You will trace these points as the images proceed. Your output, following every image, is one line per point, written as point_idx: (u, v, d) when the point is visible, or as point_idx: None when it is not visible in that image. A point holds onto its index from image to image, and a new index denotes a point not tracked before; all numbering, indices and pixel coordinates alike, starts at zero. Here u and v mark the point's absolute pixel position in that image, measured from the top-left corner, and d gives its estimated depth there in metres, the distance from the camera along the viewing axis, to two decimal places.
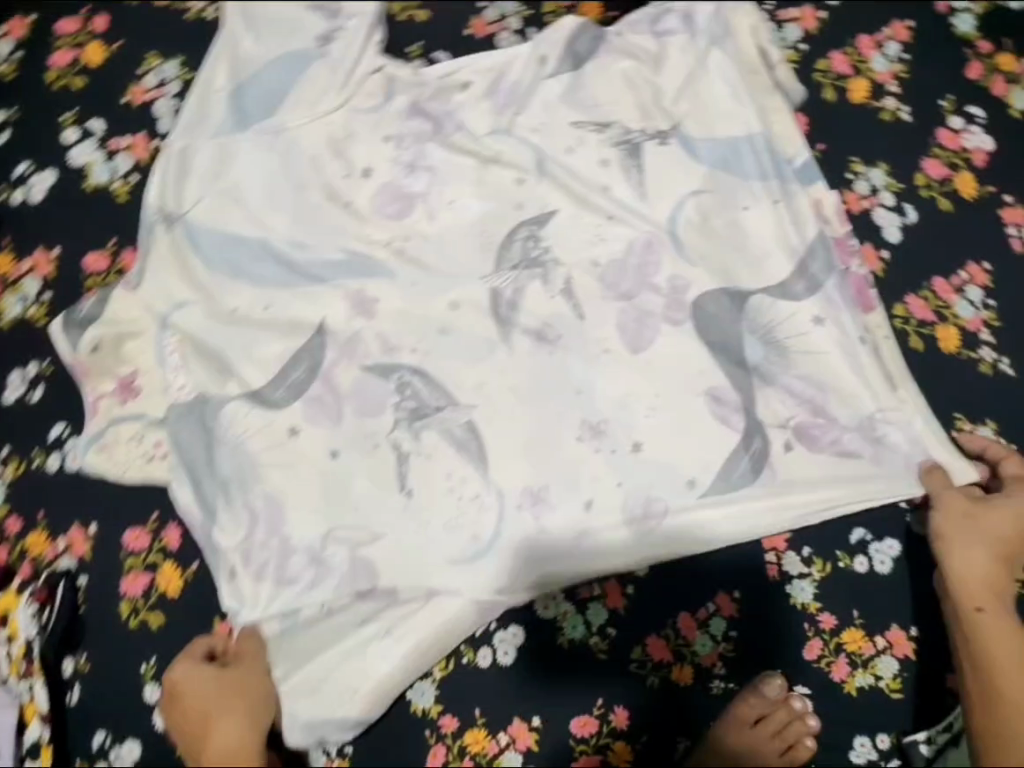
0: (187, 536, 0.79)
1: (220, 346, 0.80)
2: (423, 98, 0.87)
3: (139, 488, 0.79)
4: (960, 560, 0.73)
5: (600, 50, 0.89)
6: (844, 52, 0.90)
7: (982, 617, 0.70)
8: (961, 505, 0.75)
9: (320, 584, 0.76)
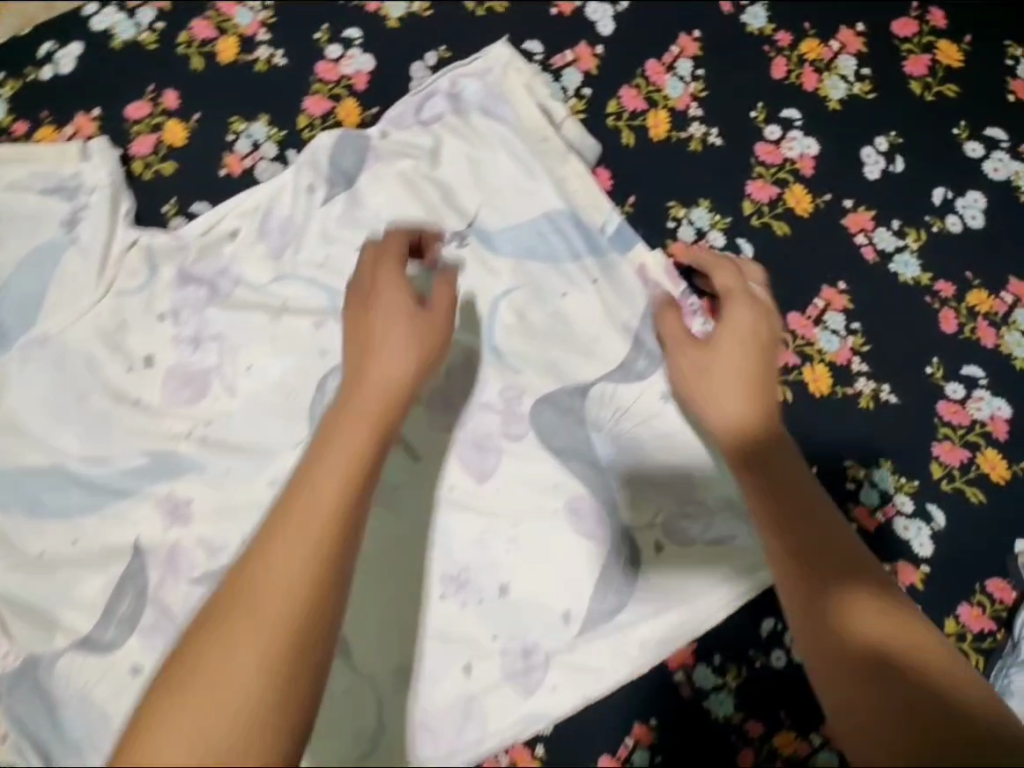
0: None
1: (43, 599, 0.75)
2: (188, 263, 0.79)
3: None
4: (780, 503, 0.58)
5: (367, 159, 0.79)
6: (634, 85, 0.79)
7: (827, 616, 0.53)
8: (761, 517, 0.58)
9: None
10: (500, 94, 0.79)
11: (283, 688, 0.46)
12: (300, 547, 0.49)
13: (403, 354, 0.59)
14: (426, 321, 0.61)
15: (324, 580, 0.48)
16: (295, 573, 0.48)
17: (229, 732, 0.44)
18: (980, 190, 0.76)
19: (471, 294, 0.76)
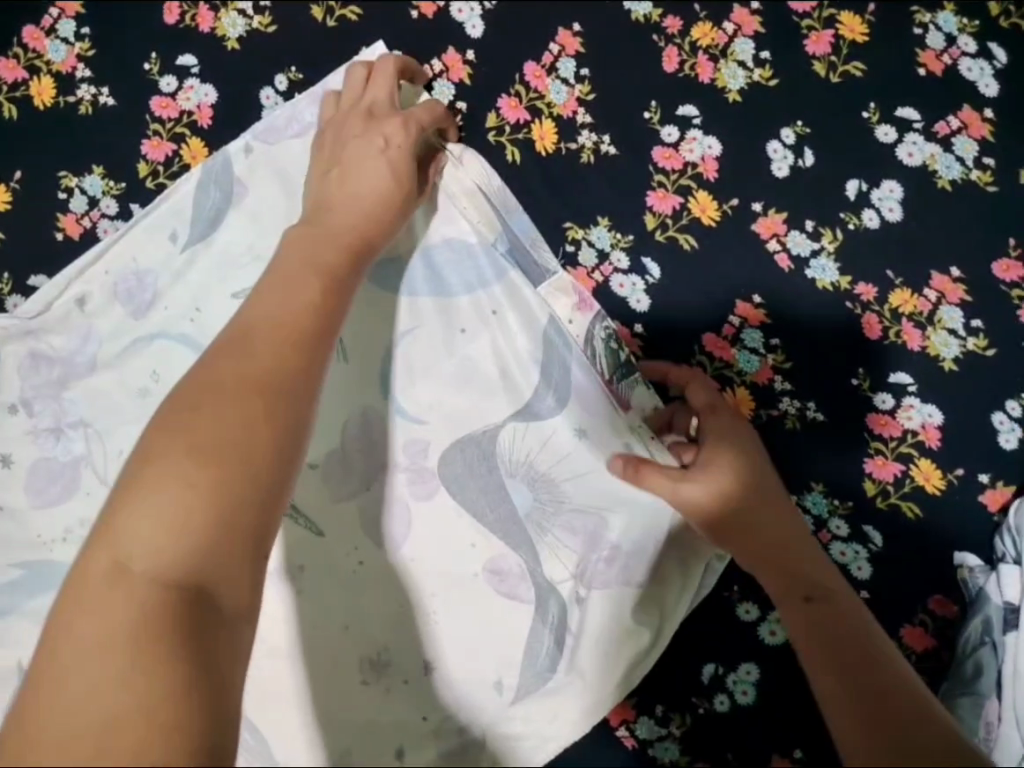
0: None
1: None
2: (41, 344, 0.68)
3: None
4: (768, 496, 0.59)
5: (236, 190, 0.70)
6: (512, 93, 0.71)
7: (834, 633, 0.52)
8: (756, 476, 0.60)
9: None
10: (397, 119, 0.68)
11: (219, 548, 0.38)
12: (215, 443, 0.40)
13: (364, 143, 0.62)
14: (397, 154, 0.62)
15: (257, 434, 0.41)
16: (232, 422, 0.41)
17: (139, 632, 0.34)
18: (894, 178, 0.71)
19: (363, 338, 0.68)
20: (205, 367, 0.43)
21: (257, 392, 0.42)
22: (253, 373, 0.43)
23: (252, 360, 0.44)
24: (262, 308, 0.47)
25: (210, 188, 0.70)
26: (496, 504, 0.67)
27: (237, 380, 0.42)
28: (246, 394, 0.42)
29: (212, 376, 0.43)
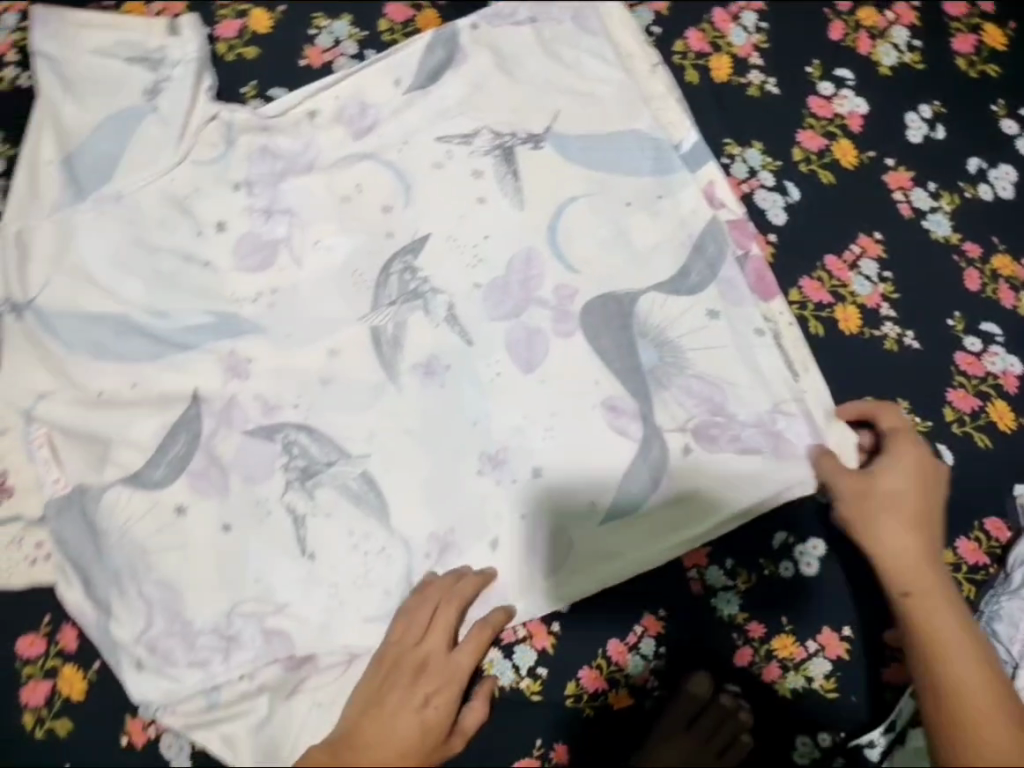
0: (83, 634, 0.75)
1: (105, 433, 0.76)
2: (271, 141, 0.81)
3: (28, 592, 0.75)
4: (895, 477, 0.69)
5: (458, 56, 0.83)
6: (700, 29, 0.85)
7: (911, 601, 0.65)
8: (906, 457, 0.70)
9: (232, 658, 0.72)
10: (606, 34, 0.84)
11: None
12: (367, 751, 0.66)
13: (413, 732, 0.67)
14: (447, 744, 0.69)
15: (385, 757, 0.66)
16: (377, 757, 0.66)
17: None
18: (1010, 164, 0.82)
19: (542, 193, 0.80)
20: (354, 714, 0.68)
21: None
22: (368, 737, 0.66)
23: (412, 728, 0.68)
24: (391, 659, 0.70)
25: (437, 49, 0.83)
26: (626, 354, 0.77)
27: (393, 746, 0.66)
28: (362, 766, 0.65)
29: (361, 737, 0.67)
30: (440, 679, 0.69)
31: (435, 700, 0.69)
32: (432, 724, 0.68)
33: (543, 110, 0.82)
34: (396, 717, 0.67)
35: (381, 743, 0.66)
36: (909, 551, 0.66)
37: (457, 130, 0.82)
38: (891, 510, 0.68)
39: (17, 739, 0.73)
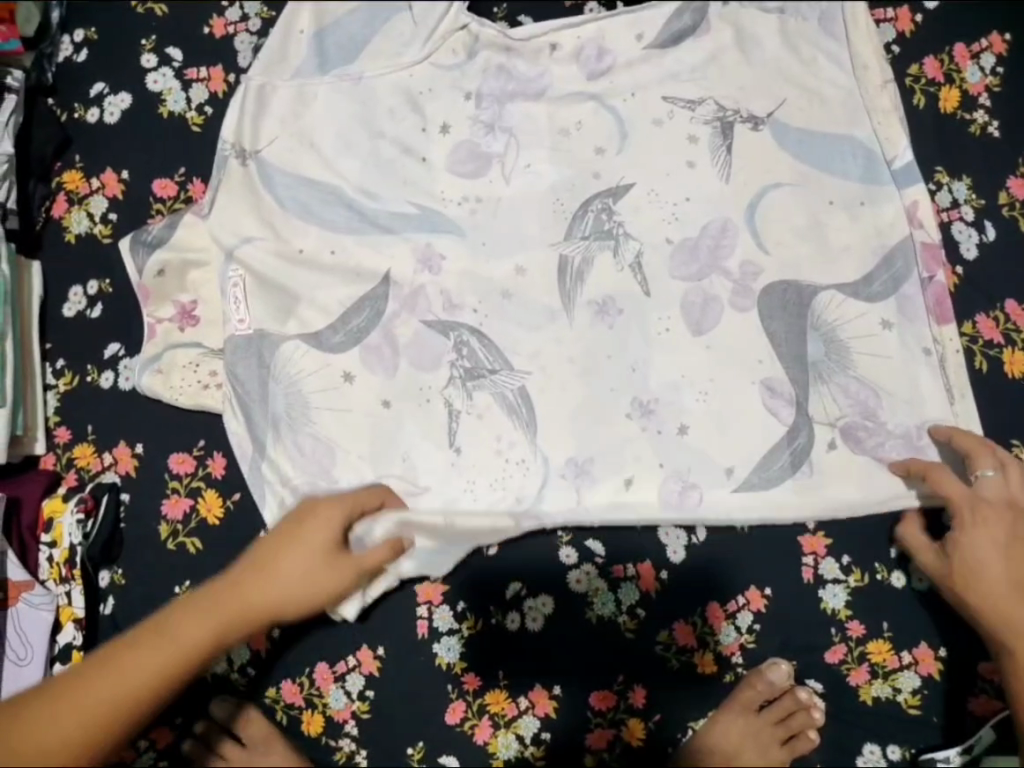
0: (233, 465, 0.79)
1: (295, 288, 0.80)
2: (510, 63, 0.86)
3: (192, 414, 0.80)
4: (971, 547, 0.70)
5: (702, 27, 0.86)
6: (938, 58, 0.87)
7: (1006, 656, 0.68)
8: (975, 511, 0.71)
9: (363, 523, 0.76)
10: (847, 41, 0.86)
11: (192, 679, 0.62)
12: (171, 628, 0.60)
13: (300, 558, 0.64)
14: (347, 561, 0.66)
15: (208, 632, 0.60)
16: (188, 624, 0.60)
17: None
18: None
19: (751, 172, 0.83)
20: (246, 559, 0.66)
21: (242, 611, 0.62)
22: (197, 613, 0.61)
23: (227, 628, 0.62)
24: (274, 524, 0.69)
25: (684, 15, 0.87)
26: (797, 342, 0.79)
27: (232, 593, 0.62)
28: (233, 607, 0.62)
29: (226, 586, 0.63)
30: (327, 519, 0.66)
31: (326, 525, 0.66)
32: (318, 534, 0.65)
33: (769, 96, 0.85)
34: (283, 555, 0.64)
35: (275, 572, 0.63)
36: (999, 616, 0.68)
37: (684, 95, 0.85)
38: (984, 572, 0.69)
39: (152, 543, 0.78)
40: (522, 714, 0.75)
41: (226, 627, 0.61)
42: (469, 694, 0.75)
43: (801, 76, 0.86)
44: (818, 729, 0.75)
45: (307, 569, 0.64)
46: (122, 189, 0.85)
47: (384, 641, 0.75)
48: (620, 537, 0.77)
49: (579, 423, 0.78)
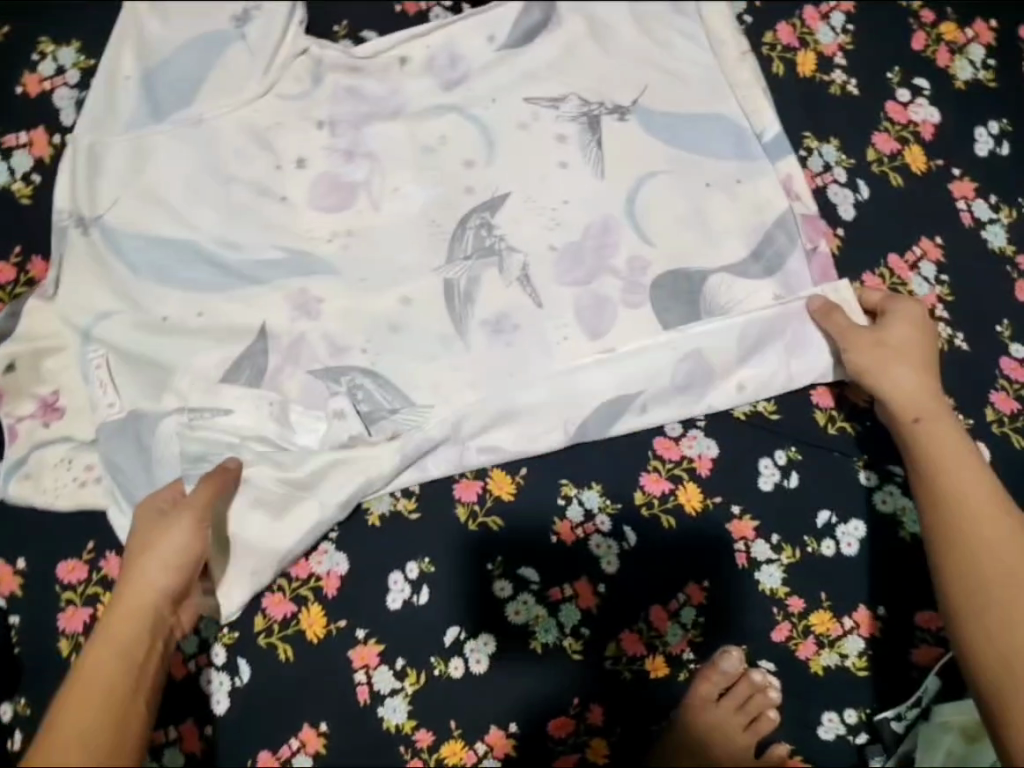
0: None
1: (166, 360, 0.74)
2: (360, 83, 0.81)
3: (74, 515, 0.73)
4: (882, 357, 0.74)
5: (554, 21, 0.84)
6: (790, 23, 0.87)
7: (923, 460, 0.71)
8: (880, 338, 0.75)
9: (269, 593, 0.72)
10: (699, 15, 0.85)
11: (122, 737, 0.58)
12: (120, 649, 0.61)
13: (172, 546, 0.65)
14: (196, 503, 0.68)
15: (128, 651, 0.61)
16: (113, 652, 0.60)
17: None
18: None
19: (624, 164, 0.81)
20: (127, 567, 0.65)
21: (115, 632, 0.61)
22: (120, 629, 0.61)
23: (113, 652, 0.60)
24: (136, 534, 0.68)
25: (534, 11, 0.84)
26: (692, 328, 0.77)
27: (129, 615, 0.62)
28: (129, 619, 0.62)
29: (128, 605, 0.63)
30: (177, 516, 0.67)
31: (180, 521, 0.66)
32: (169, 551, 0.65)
33: (630, 83, 0.83)
34: (155, 555, 0.65)
35: (150, 560, 0.64)
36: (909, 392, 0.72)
37: (546, 93, 0.82)
38: (899, 366, 0.73)
39: (53, 663, 0.71)
40: (481, 761, 0.72)
41: (135, 645, 0.61)
42: (423, 752, 0.71)
43: (659, 58, 0.84)
44: (778, 707, 0.76)
45: (181, 550, 0.65)
46: None
47: (326, 715, 0.71)
48: (552, 560, 0.75)
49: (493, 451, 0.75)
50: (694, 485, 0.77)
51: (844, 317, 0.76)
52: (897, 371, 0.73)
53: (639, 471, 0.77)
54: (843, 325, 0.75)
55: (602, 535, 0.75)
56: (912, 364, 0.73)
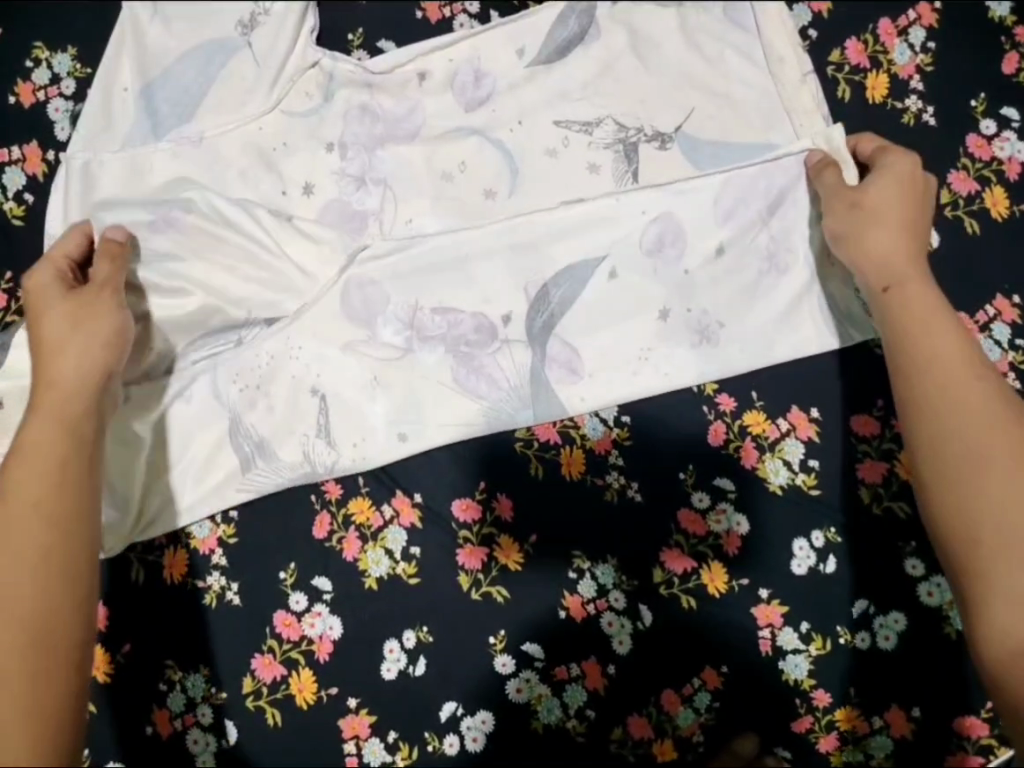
0: (120, 613, 0.68)
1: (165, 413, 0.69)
2: (374, 100, 0.74)
3: None
4: (865, 225, 0.67)
5: (592, 34, 0.75)
6: (860, 40, 0.77)
7: (896, 302, 0.64)
8: (851, 196, 0.68)
9: (252, 639, 0.68)
10: (757, 30, 0.75)
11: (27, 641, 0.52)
12: (59, 440, 0.58)
13: (93, 342, 0.62)
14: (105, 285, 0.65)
15: (70, 440, 0.58)
16: (45, 441, 0.57)
17: (19, 645, 0.51)
18: None
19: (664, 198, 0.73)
20: (42, 355, 0.61)
21: (56, 426, 0.58)
22: (58, 417, 0.59)
23: (55, 442, 0.57)
24: (34, 325, 0.63)
25: (570, 20, 0.75)
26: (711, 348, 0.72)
27: (60, 412, 0.59)
28: (63, 411, 0.59)
29: (56, 402, 0.59)
30: (94, 300, 0.64)
31: (103, 299, 0.64)
32: (93, 349, 0.62)
33: (674, 106, 0.74)
34: (72, 354, 0.61)
35: (66, 362, 0.61)
36: (893, 253, 0.65)
37: (579, 116, 0.74)
38: (885, 224, 0.66)
39: None
40: None
41: (76, 429, 0.59)
42: None
43: (710, 77, 0.75)
44: None
45: (100, 343, 0.62)
46: None
47: None
48: (560, 636, 0.70)
49: (454, 321, 0.72)
50: (720, 565, 0.71)
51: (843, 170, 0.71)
52: (873, 236, 0.66)
53: (660, 547, 0.71)
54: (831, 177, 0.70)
55: (614, 612, 0.70)
56: (901, 221, 0.67)
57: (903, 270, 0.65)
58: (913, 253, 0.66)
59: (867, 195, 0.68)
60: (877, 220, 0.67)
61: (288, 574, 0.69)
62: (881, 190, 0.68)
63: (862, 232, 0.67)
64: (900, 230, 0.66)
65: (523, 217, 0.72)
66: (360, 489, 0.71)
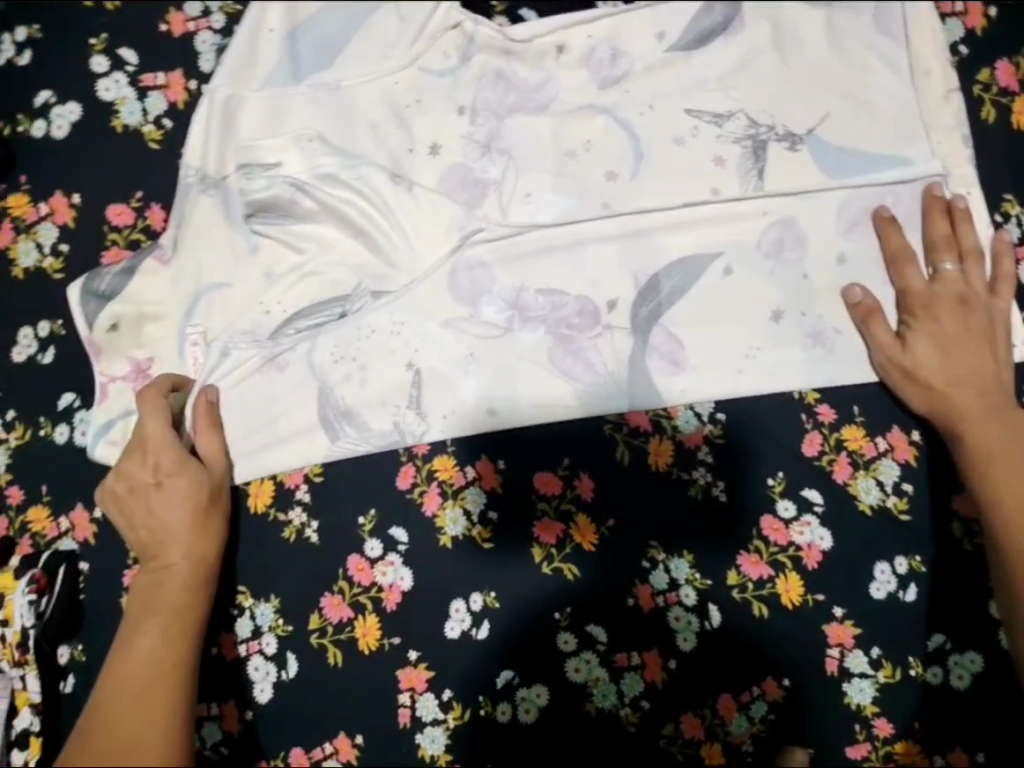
0: None
1: (270, 348, 0.71)
2: (510, 68, 0.74)
3: None
4: (929, 332, 0.68)
5: (735, 26, 0.74)
6: (1013, 62, 0.74)
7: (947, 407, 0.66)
8: (914, 296, 0.69)
9: (323, 578, 0.70)
10: (907, 42, 0.74)
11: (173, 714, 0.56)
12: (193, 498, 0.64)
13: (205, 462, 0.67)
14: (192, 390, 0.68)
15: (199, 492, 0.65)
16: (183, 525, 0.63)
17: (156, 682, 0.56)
18: None
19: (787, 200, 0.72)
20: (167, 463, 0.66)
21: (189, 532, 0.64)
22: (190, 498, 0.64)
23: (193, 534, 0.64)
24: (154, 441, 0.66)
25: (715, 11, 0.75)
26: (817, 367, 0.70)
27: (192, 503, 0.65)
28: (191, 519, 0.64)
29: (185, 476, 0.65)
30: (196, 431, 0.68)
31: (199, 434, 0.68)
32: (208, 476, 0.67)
33: (811, 108, 0.73)
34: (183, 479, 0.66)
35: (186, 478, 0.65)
36: (943, 365, 0.67)
37: (712, 107, 0.73)
38: (935, 337, 0.67)
39: (114, 617, 0.69)
40: None
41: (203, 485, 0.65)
42: None
43: (851, 83, 0.73)
44: None
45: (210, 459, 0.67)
46: (73, 214, 0.74)
47: (364, 728, 0.68)
48: (626, 622, 0.69)
49: (557, 302, 0.72)
50: (797, 576, 0.69)
51: (972, 234, 0.69)
52: (917, 342, 0.68)
53: (736, 551, 0.70)
54: (950, 232, 0.70)
55: (683, 607, 0.69)
56: (957, 334, 0.67)
57: (963, 380, 0.66)
58: (980, 366, 0.66)
59: (929, 297, 0.68)
60: (940, 332, 0.67)
61: (366, 521, 0.70)
62: (946, 293, 0.68)
63: (916, 337, 0.68)
64: (959, 340, 0.67)
65: (639, 209, 0.72)
66: (446, 448, 0.71)
